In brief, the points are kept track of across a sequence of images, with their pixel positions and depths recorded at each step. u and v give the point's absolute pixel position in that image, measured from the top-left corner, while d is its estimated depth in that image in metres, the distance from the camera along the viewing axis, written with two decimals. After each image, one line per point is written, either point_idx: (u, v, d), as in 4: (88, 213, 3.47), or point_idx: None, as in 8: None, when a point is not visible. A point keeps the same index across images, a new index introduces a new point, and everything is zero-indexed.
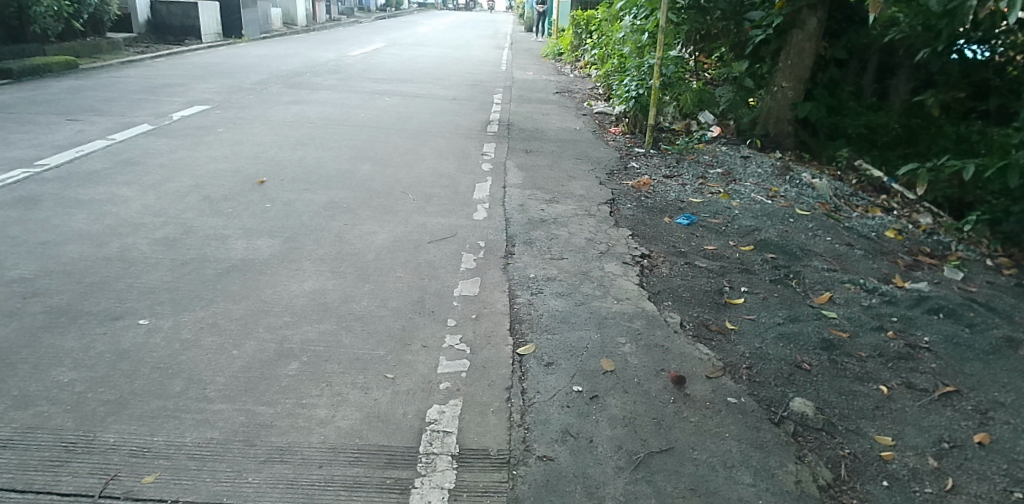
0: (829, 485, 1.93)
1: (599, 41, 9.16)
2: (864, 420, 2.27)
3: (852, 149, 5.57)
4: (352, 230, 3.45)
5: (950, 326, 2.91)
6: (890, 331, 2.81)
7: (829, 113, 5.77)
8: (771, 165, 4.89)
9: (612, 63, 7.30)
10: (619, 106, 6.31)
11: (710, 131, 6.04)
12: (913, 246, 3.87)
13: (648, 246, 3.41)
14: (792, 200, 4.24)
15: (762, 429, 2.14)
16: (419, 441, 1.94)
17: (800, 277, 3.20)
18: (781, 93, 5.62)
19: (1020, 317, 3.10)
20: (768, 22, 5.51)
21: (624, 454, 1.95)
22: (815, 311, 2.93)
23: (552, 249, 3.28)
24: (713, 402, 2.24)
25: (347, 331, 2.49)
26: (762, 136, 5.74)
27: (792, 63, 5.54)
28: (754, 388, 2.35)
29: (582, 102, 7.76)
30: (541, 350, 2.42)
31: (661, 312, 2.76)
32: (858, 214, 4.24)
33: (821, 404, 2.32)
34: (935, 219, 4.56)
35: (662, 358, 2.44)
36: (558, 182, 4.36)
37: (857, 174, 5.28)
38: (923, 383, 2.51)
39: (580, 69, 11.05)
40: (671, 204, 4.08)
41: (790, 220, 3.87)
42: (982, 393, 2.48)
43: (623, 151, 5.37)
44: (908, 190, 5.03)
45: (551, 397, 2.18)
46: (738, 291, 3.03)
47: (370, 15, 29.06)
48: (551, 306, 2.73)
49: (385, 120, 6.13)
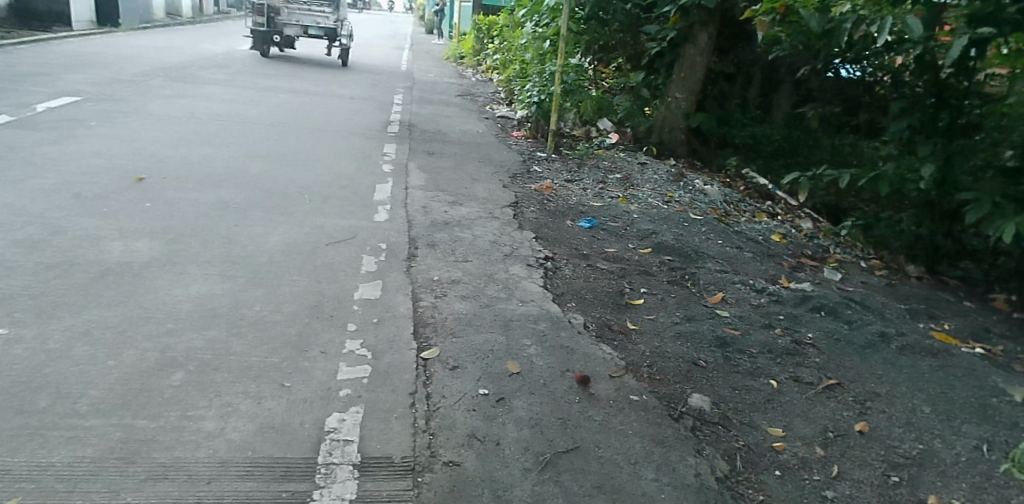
0: (726, 476, 2.00)
1: (501, 47, 9.24)
2: (756, 412, 2.38)
3: (739, 159, 5.94)
4: (244, 231, 3.27)
5: (830, 323, 3.12)
6: (778, 329, 2.97)
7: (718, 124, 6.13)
8: (665, 171, 5.09)
9: (514, 68, 7.40)
10: (522, 110, 6.42)
11: (608, 137, 6.17)
12: (796, 249, 4.13)
13: (551, 248, 3.44)
14: (687, 205, 4.42)
15: (663, 425, 2.19)
16: (317, 451, 1.83)
17: (695, 279, 3.33)
18: (675, 104, 5.92)
19: (889, 315, 3.37)
20: (664, 36, 5.89)
21: (531, 455, 1.93)
22: (709, 310, 3.04)
23: (456, 251, 3.24)
24: (617, 400, 2.27)
25: (238, 338, 2.34)
26: (657, 144, 5.98)
27: (686, 76, 5.86)
28: (655, 385, 2.41)
29: (484, 105, 7.79)
30: (446, 354, 2.37)
31: (565, 313, 2.78)
32: (746, 218, 4.48)
33: (717, 399, 2.41)
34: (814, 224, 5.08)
35: (567, 359, 2.45)
36: (461, 184, 4.34)
37: (745, 183, 5.70)
38: (809, 377, 2.66)
39: (483, 72, 11.10)
40: (573, 207, 4.14)
41: (685, 224, 4.02)
42: (860, 384, 2.67)
43: (524, 155, 5.42)
44: (790, 197, 5.46)
45: (457, 401, 2.13)
46: (638, 293, 3.10)
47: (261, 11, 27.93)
48: (456, 309, 2.68)
49: (280, 118, 5.87)
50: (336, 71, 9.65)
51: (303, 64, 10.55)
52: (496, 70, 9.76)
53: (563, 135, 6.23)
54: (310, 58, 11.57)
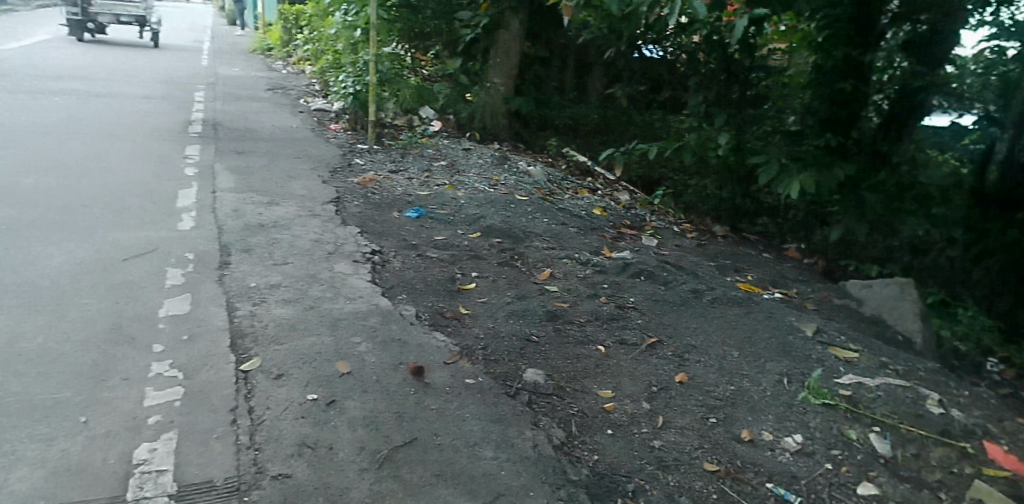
0: (563, 442, 2.14)
1: (311, 36, 8.86)
2: (588, 379, 2.54)
3: (559, 139, 6.20)
4: (19, 255, 2.86)
5: (649, 286, 3.34)
6: (603, 297, 3.14)
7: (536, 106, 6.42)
8: (490, 155, 5.17)
9: (327, 59, 7.14)
10: (338, 102, 6.18)
11: (432, 126, 6.11)
12: (616, 221, 4.38)
13: (378, 242, 3.36)
14: (512, 187, 4.52)
15: (500, 403, 2.24)
16: (125, 488, 1.65)
17: (524, 258, 3.42)
18: (493, 88, 6.18)
19: (699, 272, 3.69)
20: (476, 22, 6.13)
21: (367, 455, 1.88)
22: (539, 287, 3.14)
23: (274, 254, 3.07)
24: (452, 386, 2.28)
25: (16, 377, 2.04)
26: (480, 129, 6.13)
27: (501, 61, 6.18)
28: (490, 366, 2.45)
29: (298, 99, 7.45)
30: (269, 363, 2.24)
31: (396, 306, 2.74)
32: (570, 196, 4.68)
33: (550, 371, 2.51)
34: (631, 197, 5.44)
35: (400, 352, 2.42)
36: (277, 183, 4.12)
37: (565, 161, 5.98)
38: (633, 338, 2.86)
39: (294, 63, 10.58)
40: (399, 198, 4.08)
41: (511, 206, 4.12)
42: (677, 339, 2.91)
43: (345, 148, 5.25)
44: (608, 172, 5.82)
45: (284, 411, 2.02)
46: (469, 277, 3.12)
47: (28, 5, 24.56)
48: (277, 315, 2.54)
49: (58, 124, 5.21)
50: (127, 69, 8.74)
51: (83, 61, 9.42)
52: (309, 61, 9.35)
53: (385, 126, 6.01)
54: (91, 54, 10.36)
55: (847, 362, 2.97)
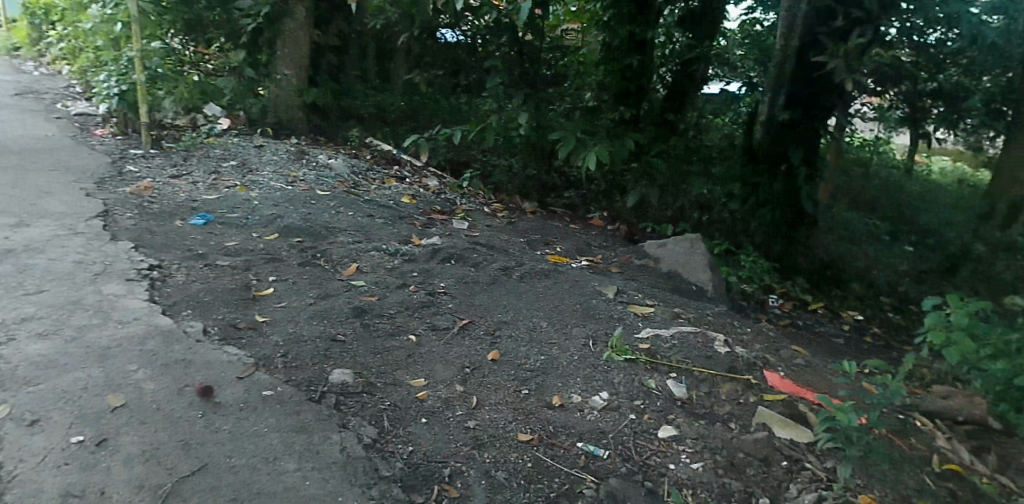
0: (374, 440, 2.12)
1: (66, 32, 7.88)
2: (400, 370, 2.50)
3: (362, 129, 6.25)
4: None
5: (460, 269, 3.36)
6: (413, 285, 3.10)
7: (335, 96, 6.34)
8: (285, 152, 4.93)
9: (87, 58, 6.45)
10: (101, 105, 5.57)
11: (218, 123, 5.73)
12: (426, 207, 4.35)
13: (157, 255, 3.06)
14: (312, 183, 4.33)
15: (302, 412, 2.15)
16: None
17: (327, 255, 3.28)
18: (285, 80, 6.04)
19: (507, 249, 3.80)
20: (256, 12, 5.89)
21: (148, 492, 1.70)
22: (344, 283, 3.04)
23: (25, 282, 2.68)
24: (247, 401, 2.15)
25: None
26: (275, 124, 6.02)
27: (288, 52, 6.03)
28: (291, 373, 2.33)
29: (56, 102, 6.61)
30: (19, 409, 1.94)
31: (179, 324, 2.51)
32: (375, 186, 4.56)
33: (359, 368, 2.45)
34: (439, 181, 5.51)
35: (184, 374, 2.22)
36: (26, 200, 3.61)
37: (370, 150, 5.97)
38: (444, 322, 2.88)
39: (47, 64, 9.32)
40: (181, 205, 3.75)
41: (312, 202, 3.93)
42: (488, 318, 2.98)
43: (116, 155, 4.72)
44: (415, 159, 5.82)
45: (40, 460, 1.76)
46: (266, 282, 2.94)
47: None
48: (28, 352, 2.21)
49: None
50: None
51: None
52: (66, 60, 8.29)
53: (163, 127, 5.55)
54: None
55: (645, 318, 3.25)
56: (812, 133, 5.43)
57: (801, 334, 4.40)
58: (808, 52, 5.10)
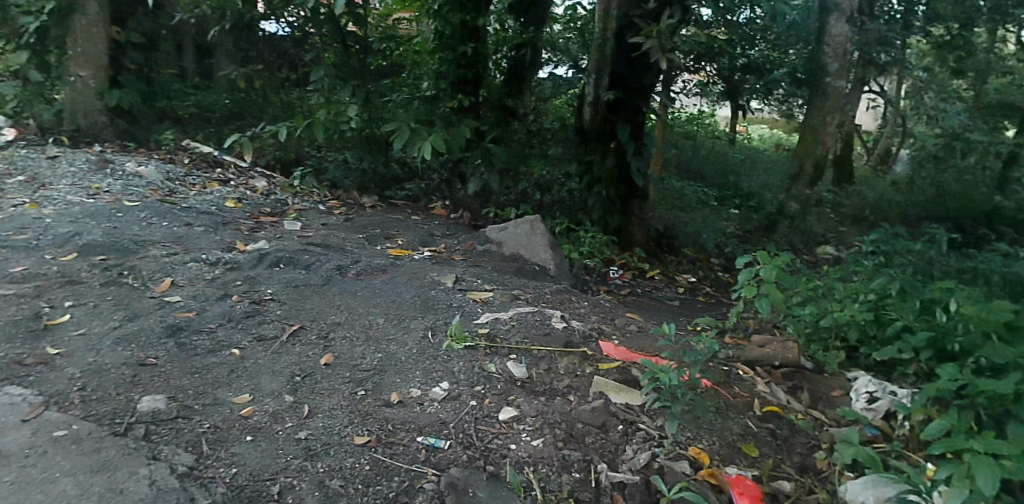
0: (193, 467, 2.08)
1: None
2: (221, 389, 2.51)
3: (175, 132, 7.10)
4: None
5: (289, 272, 3.64)
6: (235, 296, 3.25)
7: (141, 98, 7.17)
8: (86, 161, 5.31)
9: None
10: None
11: (7, 133, 6.48)
12: (254, 210, 5.04)
13: None
14: (121, 192, 4.71)
15: (104, 448, 2.09)
16: None
17: (136, 273, 3.38)
18: (80, 82, 6.71)
19: (334, 247, 4.26)
20: (36, 10, 6.54)
21: None
22: (157, 300, 3.12)
23: None
24: (35, 445, 2.06)
25: None
26: (73, 131, 6.73)
27: (80, 52, 6.68)
28: (90, 409, 2.28)
29: None
30: None
31: None
32: (196, 191, 5.18)
33: (173, 393, 2.43)
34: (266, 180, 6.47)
35: None
36: None
37: (189, 154, 6.81)
38: (271, 331, 2.98)
39: None
40: None
41: (119, 215, 4.17)
42: (319, 321, 3.12)
43: None
44: (238, 159, 6.85)
45: None
46: (61, 310, 2.92)
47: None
48: None
49: None
50: None
51: None
52: None
53: None
54: None
55: (482, 302, 3.59)
56: (636, 109, 6.43)
57: (635, 308, 4.89)
58: (625, 33, 6.00)
